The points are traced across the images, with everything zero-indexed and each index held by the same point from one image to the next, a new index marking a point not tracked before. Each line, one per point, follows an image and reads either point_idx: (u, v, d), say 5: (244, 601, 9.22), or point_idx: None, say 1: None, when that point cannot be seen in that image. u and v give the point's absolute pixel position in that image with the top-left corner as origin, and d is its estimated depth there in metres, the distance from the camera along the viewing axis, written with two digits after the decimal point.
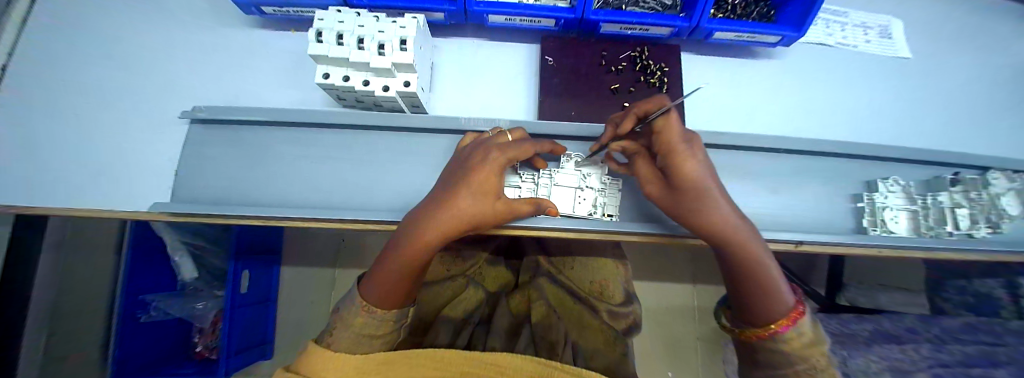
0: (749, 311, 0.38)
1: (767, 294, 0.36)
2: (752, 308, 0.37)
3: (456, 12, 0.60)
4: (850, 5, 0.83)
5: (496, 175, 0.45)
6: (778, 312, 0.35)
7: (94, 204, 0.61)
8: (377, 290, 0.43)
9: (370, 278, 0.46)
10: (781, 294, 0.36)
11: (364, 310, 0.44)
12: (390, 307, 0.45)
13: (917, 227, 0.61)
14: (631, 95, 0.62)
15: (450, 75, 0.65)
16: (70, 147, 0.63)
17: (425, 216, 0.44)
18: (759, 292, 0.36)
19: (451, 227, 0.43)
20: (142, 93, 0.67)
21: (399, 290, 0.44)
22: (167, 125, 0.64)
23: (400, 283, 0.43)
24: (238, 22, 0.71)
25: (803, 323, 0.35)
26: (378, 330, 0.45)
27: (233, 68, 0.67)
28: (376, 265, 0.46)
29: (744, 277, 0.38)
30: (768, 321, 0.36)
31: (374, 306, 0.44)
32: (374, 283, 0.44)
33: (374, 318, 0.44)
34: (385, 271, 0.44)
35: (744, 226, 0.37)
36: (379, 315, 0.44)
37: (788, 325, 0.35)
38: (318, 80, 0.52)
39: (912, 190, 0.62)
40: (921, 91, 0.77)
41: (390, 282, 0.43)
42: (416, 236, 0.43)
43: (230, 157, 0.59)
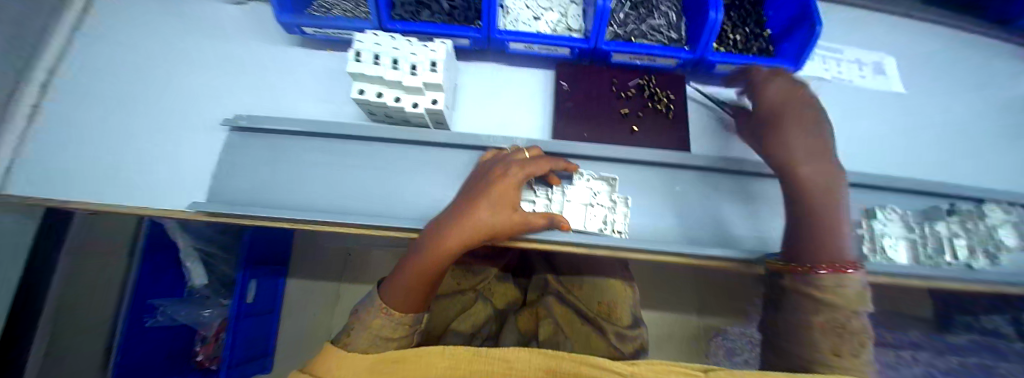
0: (803, 254, 0.47)
1: (828, 239, 0.46)
2: (809, 250, 0.47)
3: (480, 39, 0.66)
4: (845, 43, 0.89)
5: (516, 188, 0.49)
6: (833, 258, 0.44)
7: (126, 201, 0.65)
8: (399, 293, 0.46)
9: (389, 283, 0.48)
10: (841, 248, 0.45)
11: (384, 312, 0.46)
12: (409, 311, 0.47)
13: (917, 256, 0.62)
14: (640, 120, 0.66)
15: (472, 95, 0.70)
16: (111, 148, 0.68)
17: (445, 224, 0.47)
18: (814, 235, 0.47)
19: (472, 235, 0.46)
20: (184, 102, 0.72)
21: (418, 293, 0.47)
22: (205, 130, 0.69)
23: (417, 287, 0.46)
24: (279, 40, 0.77)
25: (845, 277, 0.42)
26: (394, 334, 0.47)
27: (272, 81, 0.73)
28: (398, 270, 0.48)
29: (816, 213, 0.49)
30: (818, 262, 0.44)
31: (393, 309, 0.46)
32: (393, 287, 0.47)
33: (392, 320, 0.46)
34: (405, 277, 0.47)
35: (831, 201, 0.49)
36: (397, 318, 0.46)
37: (828, 270, 0.42)
38: (354, 95, 0.57)
39: (910, 219, 0.65)
40: (917, 124, 0.80)
41: (411, 285, 0.46)
42: (439, 242, 0.46)
43: (263, 162, 0.63)
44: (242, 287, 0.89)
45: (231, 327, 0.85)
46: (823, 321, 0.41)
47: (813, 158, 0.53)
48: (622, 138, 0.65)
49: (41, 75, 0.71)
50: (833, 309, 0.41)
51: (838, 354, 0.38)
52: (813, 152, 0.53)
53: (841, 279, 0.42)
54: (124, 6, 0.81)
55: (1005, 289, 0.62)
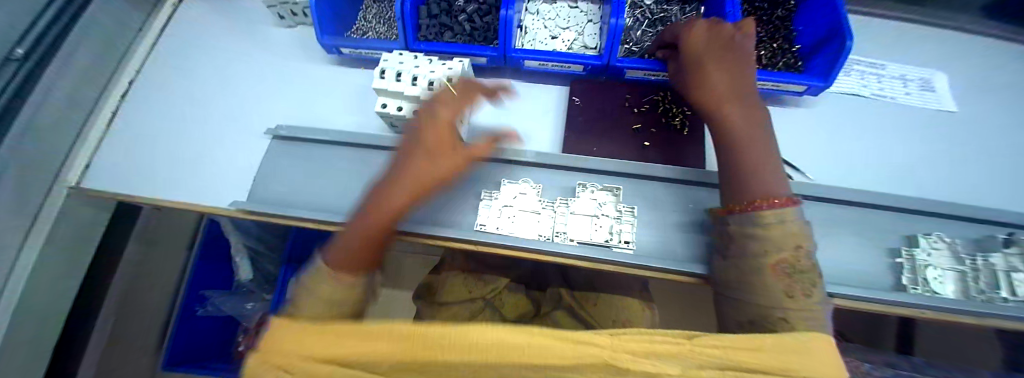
0: (739, 191, 0.46)
1: (758, 178, 0.44)
2: (744, 189, 0.45)
3: (497, 57, 0.69)
4: (887, 57, 0.83)
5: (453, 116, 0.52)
6: (767, 194, 0.43)
7: (181, 198, 0.73)
8: (346, 247, 0.42)
9: (335, 244, 0.44)
10: (773, 183, 0.44)
11: (330, 273, 0.41)
12: (361, 264, 0.42)
13: (965, 291, 0.57)
14: (652, 136, 0.66)
15: (488, 109, 0.73)
16: (173, 152, 0.79)
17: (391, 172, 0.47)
18: (745, 175, 0.45)
19: (414, 176, 0.45)
20: (236, 113, 0.81)
21: (372, 238, 0.43)
22: (251, 138, 0.78)
23: (369, 234, 0.43)
24: (319, 59, 0.86)
25: (788, 211, 0.41)
26: (347, 296, 0.41)
27: (310, 95, 0.81)
28: (348, 227, 0.45)
29: (740, 156, 0.47)
30: (756, 201, 0.43)
31: (343, 274, 0.41)
32: (340, 244, 0.43)
33: (339, 280, 0.40)
34: (353, 230, 0.43)
35: (753, 138, 0.47)
36: (347, 276, 0.41)
37: (771, 207, 0.41)
38: (377, 109, 0.62)
39: (960, 249, 0.59)
40: (975, 145, 0.73)
41: (363, 232, 0.43)
42: (390, 185, 0.45)
43: (298, 168, 0.70)
44: (281, 285, 0.97)
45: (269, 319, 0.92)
46: (775, 263, 0.39)
47: (740, 94, 0.50)
48: (634, 154, 0.65)
49: (118, 88, 0.85)
50: (783, 250, 0.39)
51: (792, 296, 0.37)
52: (743, 89, 0.51)
53: (783, 213, 0.40)
54: (192, 30, 0.93)
55: None
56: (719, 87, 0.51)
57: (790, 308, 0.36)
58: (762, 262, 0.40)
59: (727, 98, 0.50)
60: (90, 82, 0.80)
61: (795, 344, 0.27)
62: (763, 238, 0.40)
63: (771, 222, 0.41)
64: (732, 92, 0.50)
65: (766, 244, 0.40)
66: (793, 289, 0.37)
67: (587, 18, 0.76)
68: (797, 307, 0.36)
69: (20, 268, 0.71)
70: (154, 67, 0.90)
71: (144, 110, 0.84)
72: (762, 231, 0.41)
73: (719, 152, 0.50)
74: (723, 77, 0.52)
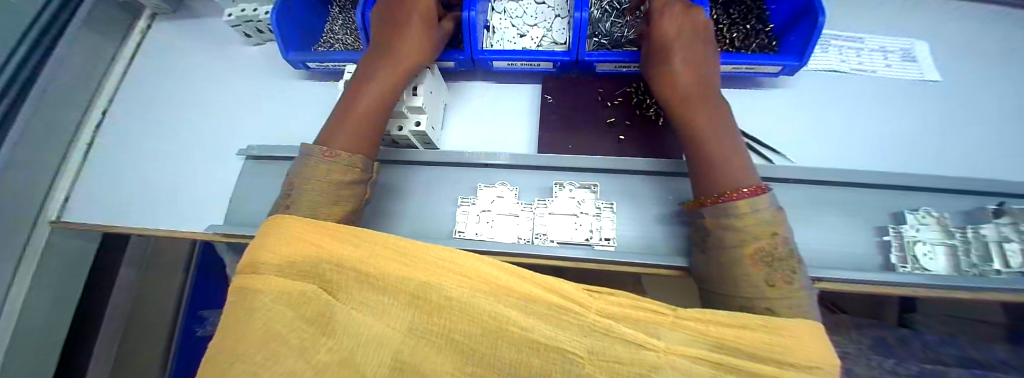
0: (707, 181, 0.44)
1: (725, 170, 0.43)
2: (712, 179, 0.44)
3: (464, 60, 0.68)
4: (865, 30, 0.81)
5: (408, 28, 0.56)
6: (736, 184, 0.41)
7: (159, 224, 0.72)
8: (343, 132, 0.49)
9: (331, 132, 0.49)
10: (741, 173, 0.42)
11: (328, 157, 0.47)
12: (359, 147, 0.49)
13: (957, 265, 0.55)
14: (628, 128, 0.65)
15: (460, 114, 0.72)
16: (150, 178, 0.78)
17: (370, 71, 0.54)
18: (714, 164, 0.44)
19: (381, 92, 0.52)
20: (211, 135, 0.80)
21: (361, 134, 0.50)
22: (225, 159, 0.77)
23: (362, 117, 0.50)
24: (289, 74, 0.85)
25: (762, 199, 0.40)
26: (347, 179, 0.47)
27: (283, 112, 0.80)
28: (339, 116, 0.51)
29: (707, 148, 0.45)
30: (725, 191, 0.42)
31: (339, 171, 0.47)
32: (336, 132, 0.49)
33: (340, 165, 0.47)
34: (346, 118, 0.50)
35: (719, 127, 0.46)
36: (346, 158, 0.48)
37: (741, 197, 0.40)
38: None
39: (948, 222, 0.57)
40: (962, 114, 0.72)
41: (349, 129, 0.49)
42: (370, 81, 0.52)
43: (273, 187, 0.69)
44: None
45: None
46: (753, 252, 0.37)
47: (706, 88, 0.50)
48: (609, 148, 0.64)
49: (92, 118, 0.85)
50: (758, 238, 0.38)
51: (773, 285, 0.36)
52: (710, 84, 0.50)
53: (755, 202, 0.39)
54: (165, 56, 0.92)
55: None
56: (685, 80, 0.50)
57: (771, 298, 0.36)
58: (739, 252, 0.38)
59: (693, 91, 0.49)
60: (67, 116, 0.80)
61: (783, 330, 0.32)
62: (737, 228, 0.39)
63: (743, 211, 0.39)
64: (698, 84, 0.50)
65: (741, 234, 0.39)
66: (773, 278, 0.36)
67: (555, 14, 0.74)
68: (778, 296, 0.36)
69: (9, 302, 0.71)
70: (128, 95, 0.89)
71: (120, 139, 0.84)
72: (737, 221, 0.39)
73: (687, 143, 0.49)
74: (690, 70, 0.51)
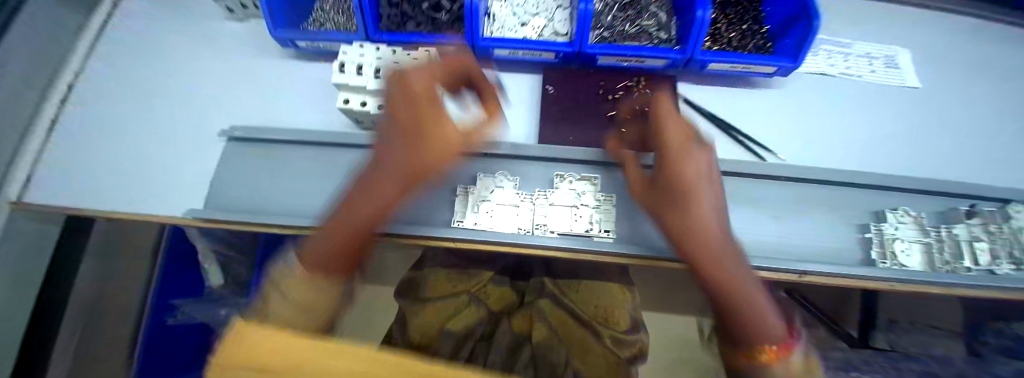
0: (730, 322, 0.35)
1: (754, 316, 0.34)
2: (736, 319, 0.35)
3: (465, 47, 0.66)
4: (852, 36, 0.84)
5: (428, 120, 0.45)
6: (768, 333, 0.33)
7: (135, 208, 0.67)
8: (326, 251, 0.40)
9: (314, 241, 0.42)
10: (768, 317, 0.34)
11: (310, 280, 0.39)
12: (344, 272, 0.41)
13: (931, 261, 0.58)
14: (628, 122, 0.65)
15: (459, 102, 0.70)
16: (126, 159, 0.71)
17: (367, 179, 0.44)
18: (742, 313, 0.34)
19: (378, 204, 0.42)
20: (191, 114, 0.75)
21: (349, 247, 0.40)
22: (204, 140, 0.71)
23: (354, 236, 0.40)
24: (275, 54, 0.80)
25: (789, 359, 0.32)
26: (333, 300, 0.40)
27: (269, 93, 0.76)
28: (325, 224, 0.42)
29: (727, 286, 0.35)
30: (756, 346, 0.33)
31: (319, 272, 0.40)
32: (320, 246, 0.40)
33: (325, 288, 0.40)
34: (331, 234, 0.41)
35: (732, 259, 0.37)
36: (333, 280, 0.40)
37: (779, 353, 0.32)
38: (340, 105, 0.57)
39: (924, 221, 0.60)
40: (939, 120, 0.75)
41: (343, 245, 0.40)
42: (362, 192, 0.42)
43: (260, 173, 0.65)
44: None
45: None
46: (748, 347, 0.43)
47: (713, 200, 0.40)
48: (609, 142, 0.64)
49: (56, 95, 0.76)
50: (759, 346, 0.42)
51: None
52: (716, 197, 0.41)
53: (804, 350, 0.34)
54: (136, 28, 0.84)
55: None
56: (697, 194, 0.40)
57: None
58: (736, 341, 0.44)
59: (706, 208, 0.39)
60: (29, 88, 0.71)
61: None
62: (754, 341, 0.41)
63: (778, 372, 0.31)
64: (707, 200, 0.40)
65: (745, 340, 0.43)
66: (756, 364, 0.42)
67: (556, 4, 0.73)
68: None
69: None
70: (99, 71, 0.80)
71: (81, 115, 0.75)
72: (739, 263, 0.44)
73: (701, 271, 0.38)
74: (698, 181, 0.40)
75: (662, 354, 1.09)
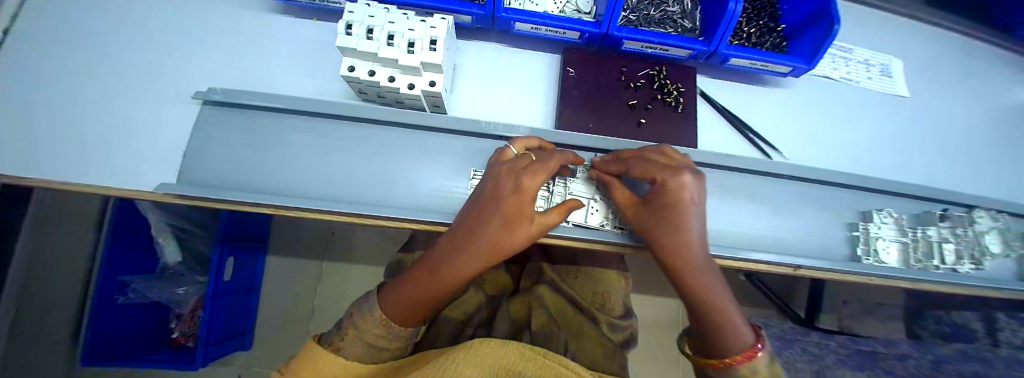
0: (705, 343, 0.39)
1: (726, 330, 0.37)
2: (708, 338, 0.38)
3: (484, 17, 0.60)
4: (855, 41, 0.86)
5: (523, 214, 0.42)
6: (738, 348, 0.36)
7: (76, 174, 0.55)
8: (397, 304, 0.43)
9: (391, 290, 0.45)
10: (743, 330, 0.37)
11: (382, 320, 0.44)
12: (405, 324, 0.45)
13: (907, 259, 0.65)
14: (648, 113, 0.64)
15: (471, 78, 0.65)
16: (54, 113, 0.57)
17: (453, 247, 0.43)
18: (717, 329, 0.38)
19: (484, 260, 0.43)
20: (149, 70, 0.63)
21: (421, 306, 0.44)
22: (170, 100, 0.61)
23: (424, 299, 0.44)
24: (256, 6, 0.70)
25: (759, 362, 0.36)
26: (390, 344, 0.45)
27: (250, 52, 0.66)
28: (405, 276, 0.46)
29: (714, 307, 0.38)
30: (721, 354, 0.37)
31: (392, 321, 0.44)
32: (396, 296, 0.44)
33: (387, 333, 0.44)
34: (408, 289, 0.44)
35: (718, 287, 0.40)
36: (396, 329, 0.45)
37: (743, 362, 0.36)
38: (343, 72, 0.51)
39: (904, 223, 0.66)
40: (917, 130, 0.82)
41: (415, 301, 0.43)
42: (450, 261, 0.43)
43: (244, 142, 0.57)
44: (219, 264, 0.87)
45: (208, 304, 0.84)
46: None
47: (694, 230, 0.40)
48: (628, 131, 0.62)
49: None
50: None
51: None
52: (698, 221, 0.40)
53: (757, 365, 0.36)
54: None
55: (974, 288, 0.68)
56: (673, 231, 0.40)
57: None
58: None
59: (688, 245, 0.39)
60: None
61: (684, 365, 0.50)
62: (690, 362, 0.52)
63: (743, 374, 0.36)
64: (679, 235, 0.40)
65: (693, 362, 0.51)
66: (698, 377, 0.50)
67: None
68: None
69: None
70: None
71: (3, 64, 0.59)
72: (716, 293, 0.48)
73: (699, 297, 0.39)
74: (683, 213, 0.40)
75: (648, 341, 1.19)
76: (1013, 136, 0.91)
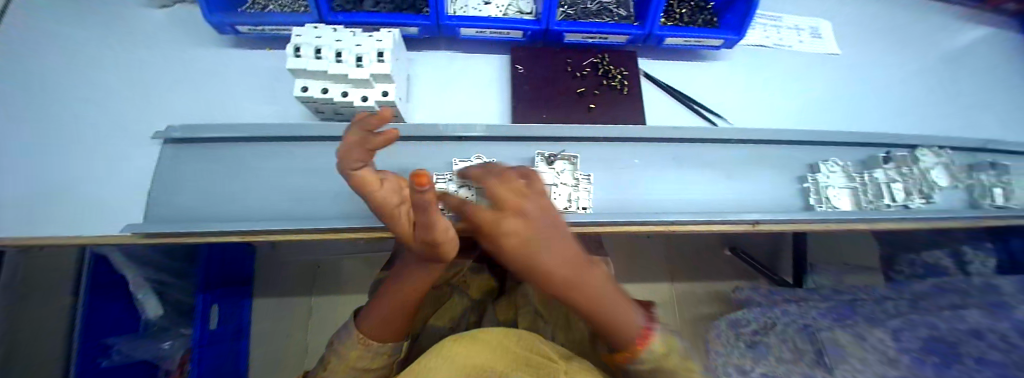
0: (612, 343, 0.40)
1: (612, 327, 0.38)
2: (608, 337, 0.39)
3: (430, 26, 0.63)
4: (783, 10, 0.93)
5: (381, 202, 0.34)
6: (624, 344, 0.37)
7: (38, 228, 0.54)
8: (373, 324, 0.45)
9: (368, 309, 0.47)
10: (629, 320, 0.38)
11: (361, 344, 0.46)
12: (384, 341, 0.46)
13: (858, 202, 0.69)
14: (597, 97, 0.67)
15: (426, 86, 0.68)
16: (15, 171, 0.57)
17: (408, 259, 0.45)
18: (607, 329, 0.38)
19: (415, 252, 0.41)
20: (112, 119, 0.63)
21: (397, 321, 0.46)
22: (133, 143, 0.62)
23: (395, 316, 0.45)
24: (211, 45, 0.72)
25: (653, 349, 0.37)
26: (372, 362, 0.47)
27: (208, 88, 0.68)
28: (378, 295, 0.47)
29: (592, 314, 0.38)
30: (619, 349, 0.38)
31: (371, 340, 0.46)
32: (371, 316, 0.46)
33: (369, 353, 0.46)
34: (383, 307, 0.45)
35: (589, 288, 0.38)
36: (374, 349, 0.46)
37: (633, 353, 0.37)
38: (297, 93, 0.52)
39: (849, 169, 0.71)
40: (852, 83, 0.88)
41: (393, 318, 0.45)
42: (409, 274, 0.44)
43: (209, 174, 0.58)
44: (202, 313, 0.85)
45: (196, 355, 0.81)
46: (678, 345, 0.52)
47: (532, 254, 0.35)
48: (581, 116, 0.66)
49: None
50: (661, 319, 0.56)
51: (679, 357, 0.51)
52: (533, 241, 0.35)
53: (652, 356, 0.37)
54: (12, 14, 0.67)
55: (928, 222, 0.72)
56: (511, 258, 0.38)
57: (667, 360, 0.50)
58: None
59: (533, 269, 0.37)
60: None
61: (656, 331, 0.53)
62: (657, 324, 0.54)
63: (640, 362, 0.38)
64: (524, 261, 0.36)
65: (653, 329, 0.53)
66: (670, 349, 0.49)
67: None
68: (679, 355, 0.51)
69: None
70: None
71: None
72: None
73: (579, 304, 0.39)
74: (509, 244, 0.35)
75: None
76: (941, 79, 0.98)
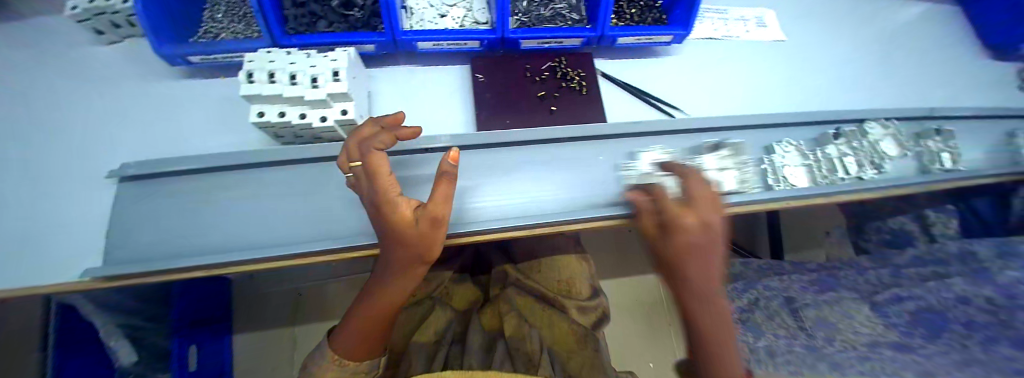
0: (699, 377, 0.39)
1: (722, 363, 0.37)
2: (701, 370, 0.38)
3: (386, 43, 0.65)
4: (729, 3, 0.98)
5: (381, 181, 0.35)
6: None
7: None
8: (346, 343, 0.45)
9: (340, 328, 0.47)
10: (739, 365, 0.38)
11: (336, 363, 0.45)
12: (359, 359, 0.46)
13: (814, 178, 0.73)
14: (557, 99, 0.69)
15: (388, 101, 0.68)
16: None
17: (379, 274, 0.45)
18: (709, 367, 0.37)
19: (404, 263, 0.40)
20: (65, 162, 0.62)
21: (372, 337, 0.46)
22: (86, 184, 0.60)
23: (367, 332, 0.45)
24: (167, 78, 0.71)
25: None
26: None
27: (166, 121, 0.67)
28: (348, 314, 0.47)
29: (706, 343, 0.38)
30: None
31: (344, 358, 0.45)
32: (344, 334, 0.45)
33: (346, 371, 0.46)
34: (355, 324, 0.45)
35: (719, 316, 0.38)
36: (349, 367, 0.46)
37: None
38: (253, 118, 0.52)
39: (803, 147, 0.74)
40: (799, 66, 0.93)
41: (365, 334, 0.45)
42: (379, 290, 0.44)
43: (168, 208, 0.57)
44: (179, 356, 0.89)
45: None
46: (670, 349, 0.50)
47: (708, 256, 0.39)
48: (543, 119, 0.68)
49: None
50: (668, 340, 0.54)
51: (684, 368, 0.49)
52: (710, 248, 0.40)
53: None
54: None
55: (881, 191, 0.75)
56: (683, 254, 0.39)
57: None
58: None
59: (691, 271, 0.39)
60: None
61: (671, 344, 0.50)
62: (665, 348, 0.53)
63: None
64: (694, 262, 0.39)
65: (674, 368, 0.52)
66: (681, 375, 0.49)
67: None
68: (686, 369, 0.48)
69: None
70: None
71: None
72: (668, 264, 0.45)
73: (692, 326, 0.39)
74: (687, 238, 0.39)
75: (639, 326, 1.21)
76: (881, 55, 1.04)
